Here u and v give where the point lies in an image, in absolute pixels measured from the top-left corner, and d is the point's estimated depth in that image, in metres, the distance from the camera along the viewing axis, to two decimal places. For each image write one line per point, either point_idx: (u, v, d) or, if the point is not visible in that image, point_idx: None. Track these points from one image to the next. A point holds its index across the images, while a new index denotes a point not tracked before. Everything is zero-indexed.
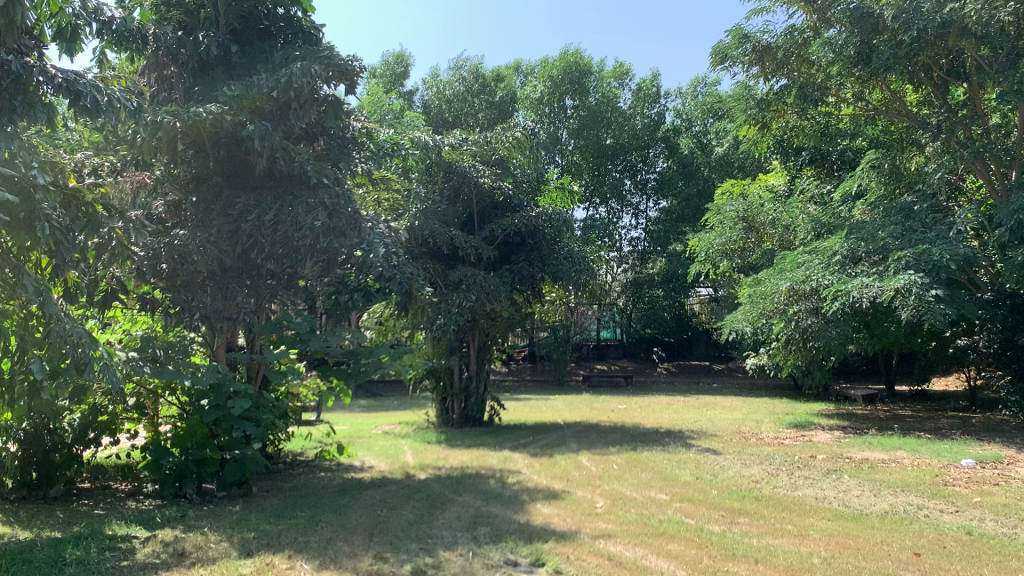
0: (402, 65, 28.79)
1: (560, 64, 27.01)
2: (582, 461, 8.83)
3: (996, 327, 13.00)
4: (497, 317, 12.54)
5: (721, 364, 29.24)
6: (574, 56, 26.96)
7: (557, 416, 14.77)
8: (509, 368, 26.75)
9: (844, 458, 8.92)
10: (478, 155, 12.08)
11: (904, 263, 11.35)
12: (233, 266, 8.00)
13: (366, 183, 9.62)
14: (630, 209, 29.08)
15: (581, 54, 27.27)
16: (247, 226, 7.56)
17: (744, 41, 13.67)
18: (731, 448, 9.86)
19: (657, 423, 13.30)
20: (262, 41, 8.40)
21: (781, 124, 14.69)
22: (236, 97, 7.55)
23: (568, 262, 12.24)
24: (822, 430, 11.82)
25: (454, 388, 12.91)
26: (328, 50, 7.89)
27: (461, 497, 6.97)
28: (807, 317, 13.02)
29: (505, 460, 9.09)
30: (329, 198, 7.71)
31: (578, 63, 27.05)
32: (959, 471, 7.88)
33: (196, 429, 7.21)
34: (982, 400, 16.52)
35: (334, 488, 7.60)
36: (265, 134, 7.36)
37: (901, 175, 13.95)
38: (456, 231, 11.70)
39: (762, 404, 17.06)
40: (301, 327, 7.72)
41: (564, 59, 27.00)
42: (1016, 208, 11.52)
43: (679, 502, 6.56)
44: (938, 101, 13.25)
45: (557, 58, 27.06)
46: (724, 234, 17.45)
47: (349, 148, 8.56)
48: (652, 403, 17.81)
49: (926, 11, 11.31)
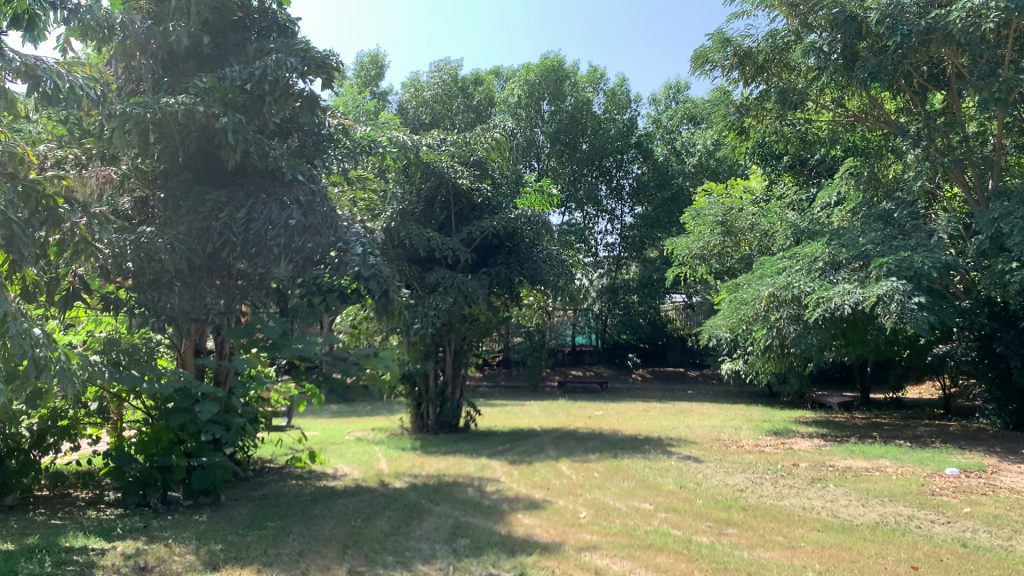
0: (377, 65, 28.60)
1: (537, 68, 26.97)
2: (562, 468, 8.61)
3: (975, 335, 13.02)
4: (475, 320, 12.31)
5: (696, 370, 29.14)
6: (552, 60, 26.90)
7: (533, 422, 14.57)
8: (483, 374, 26.49)
9: (827, 467, 8.78)
10: (456, 155, 11.84)
11: (887, 270, 11.32)
12: (201, 265, 7.65)
13: (342, 182, 9.33)
14: (606, 214, 28.97)
15: (559, 59, 27.18)
16: (218, 224, 7.26)
17: (725, 45, 13.54)
18: (712, 456, 9.69)
19: (635, 430, 13.11)
20: (236, 34, 8.01)
21: (761, 130, 14.64)
22: (209, 89, 7.27)
23: (548, 265, 12.05)
24: (801, 437, 11.72)
25: (429, 393, 12.65)
26: (304, 43, 7.63)
27: (438, 507, 6.72)
28: (789, 324, 12.68)
29: (483, 467, 8.85)
30: (304, 196, 7.44)
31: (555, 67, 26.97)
32: (945, 480, 7.76)
33: (161, 434, 6.87)
34: (957, 408, 16.55)
35: (306, 497, 7.33)
36: (239, 127, 7.11)
37: (880, 182, 14.06)
38: (434, 233, 11.48)
39: (739, 411, 16.96)
40: (273, 332, 7.43)
41: (541, 64, 26.97)
42: (995, 215, 11.54)
43: (664, 512, 6.36)
44: (917, 108, 13.29)
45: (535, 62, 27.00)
46: (702, 238, 17.43)
47: (324, 144, 8.35)
48: (629, 410, 17.66)
49: (910, 16, 11.27)
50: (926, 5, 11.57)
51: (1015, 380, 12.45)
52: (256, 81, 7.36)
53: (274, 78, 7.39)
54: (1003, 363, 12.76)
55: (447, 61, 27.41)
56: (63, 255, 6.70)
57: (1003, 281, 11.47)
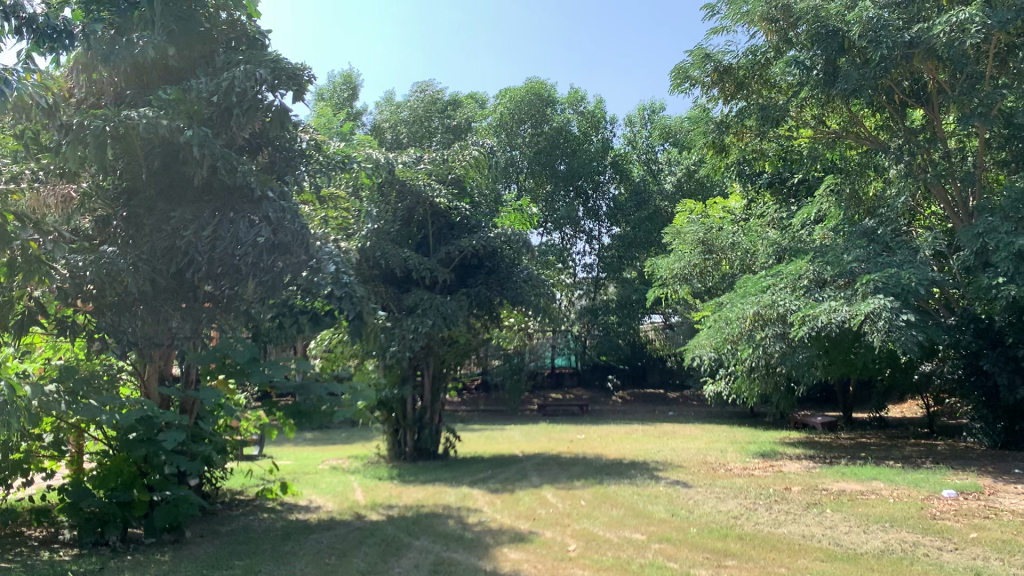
0: (350, 85, 28.28)
1: (523, 91, 26.99)
2: (546, 497, 8.24)
3: (961, 352, 12.85)
4: (453, 342, 11.96)
5: (677, 392, 28.80)
6: (541, 85, 27.04)
7: (514, 447, 14.16)
8: (461, 398, 26.04)
9: (820, 490, 8.48)
10: (434, 173, 11.56)
11: (873, 287, 11.15)
12: (165, 287, 7.26)
13: (314, 201, 8.96)
14: (584, 235, 28.75)
15: (546, 85, 27.30)
16: (182, 243, 6.86)
17: (705, 61, 13.42)
18: (702, 480, 9.35)
19: (619, 454, 12.76)
20: (203, 46, 7.66)
21: (741, 148, 14.48)
22: (172, 102, 6.90)
23: (528, 285, 11.68)
24: (790, 459, 11.43)
25: (407, 419, 12.21)
26: (274, 54, 7.29)
27: (418, 541, 6.33)
28: (774, 342, 12.47)
29: (464, 497, 8.46)
30: (274, 212, 7.08)
31: (535, 90, 26.96)
32: (944, 503, 7.49)
33: (122, 467, 6.42)
34: (942, 426, 16.37)
35: (277, 532, 6.90)
36: (205, 141, 6.76)
37: (860, 199, 13.93)
38: (411, 253, 11.12)
39: (723, 432, 16.66)
40: (241, 356, 7.04)
41: (529, 88, 27.03)
42: (980, 231, 11.43)
43: (657, 543, 6.02)
44: (898, 125, 13.22)
45: (523, 85, 27.08)
46: (684, 258, 17.20)
47: (296, 160, 8.01)
48: (611, 433, 17.28)
49: (893, 30, 11.15)
50: (908, 20, 11.50)
51: (1003, 398, 12.26)
52: (224, 93, 7.01)
53: (241, 90, 7.04)
54: (991, 380, 12.57)
55: (424, 82, 27.19)
56: (14, 277, 6.30)
57: (989, 296, 11.30)
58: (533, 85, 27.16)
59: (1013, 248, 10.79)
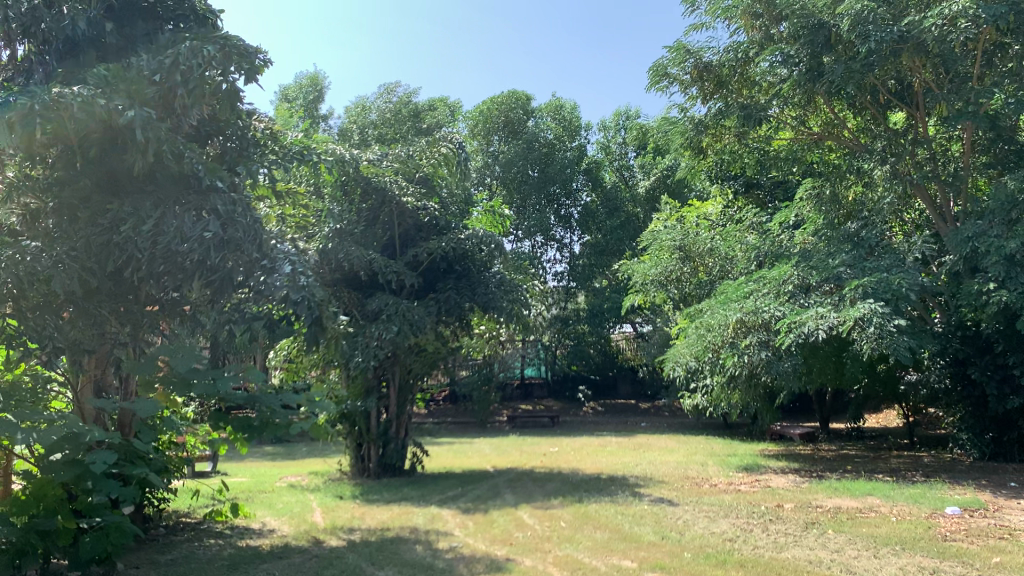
0: (317, 87, 27.54)
1: (505, 99, 26.82)
2: (523, 518, 7.56)
3: (947, 360, 12.47)
4: (421, 351, 11.27)
5: (648, 403, 28.28)
6: (523, 93, 26.96)
7: (484, 461, 13.52)
8: (428, 410, 25.35)
9: (814, 508, 7.92)
10: (400, 171, 10.94)
11: (862, 292, 10.73)
12: (99, 288, 6.41)
13: (270, 196, 8.24)
14: (555, 243, 27.91)
15: (527, 93, 27.12)
16: (118, 237, 6.04)
17: (685, 57, 12.98)
18: (688, 497, 8.73)
19: (596, 468, 12.15)
20: (145, 22, 6.82)
21: (718, 150, 13.99)
22: (110, 79, 6.06)
23: (501, 290, 11.02)
24: (774, 473, 10.91)
25: (371, 433, 11.45)
26: (225, 31, 6.56)
27: (381, 572, 5.63)
28: (758, 350, 11.81)
29: (432, 518, 7.77)
30: (223, 205, 6.31)
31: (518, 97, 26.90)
32: (952, 523, 6.96)
33: (45, 491, 5.58)
34: (923, 438, 16.01)
35: (222, 562, 6.15)
36: (147, 123, 5.92)
37: (842, 203, 13.53)
38: (376, 255, 10.45)
39: (700, 445, 16.14)
40: (182, 364, 6.27)
41: (511, 94, 26.90)
42: (969, 235, 11.03)
43: (651, 572, 5.41)
44: (880, 126, 12.85)
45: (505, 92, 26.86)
46: (661, 264, 16.70)
47: (251, 150, 7.25)
48: (583, 446, 16.67)
49: (884, 23, 10.76)
50: (896, 14, 11.10)
51: (991, 407, 11.87)
52: (167, 71, 6.21)
53: (187, 68, 6.28)
54: (978, 390, 12.19)
55: (393, 85, 26.57)
56: None
57: (979, 303, 10.89)
58: (517, 94, 27.03)
59: (1005, 252, 10.37)
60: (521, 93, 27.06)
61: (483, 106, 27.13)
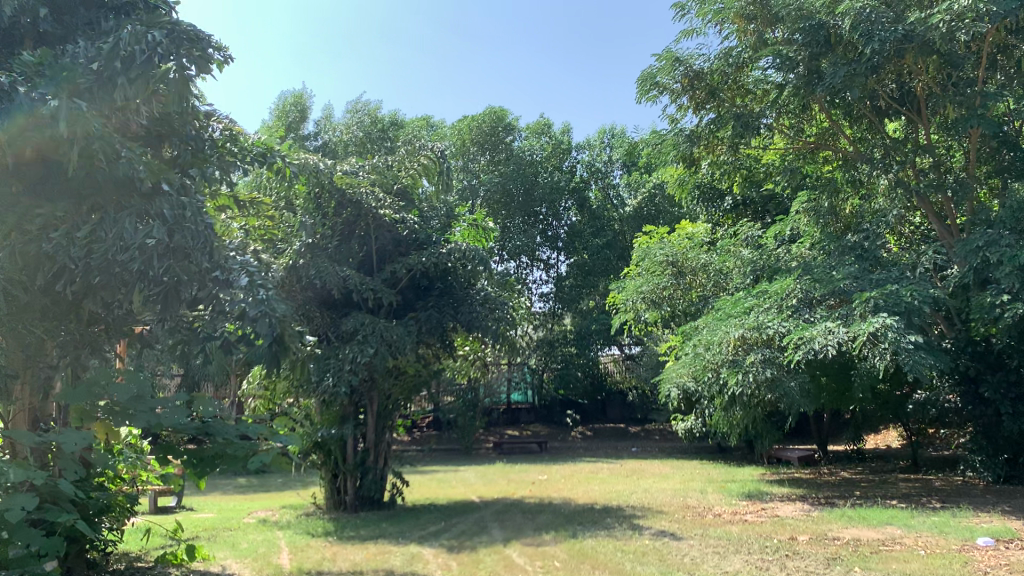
0: (299, 106, 26.84)
1: (488, 117, 26.30)
2: (511, 557, 6.82)
3: (957, 378, 11.85)
4: (401, 374, 10.51)
5: (638, 427, 27.60)
6: (505, 110, 26.44)
7: (470, 491, 12.75)
8: (412, 437, 24.52)
9: (831, 540, 7.22)
10: (377, 183, 10.27)
11: (873, 306, 10.07)
12: (32, 304, 5.64)
13: (233, 207, 7.61)
14: (541, 264, 27.53)
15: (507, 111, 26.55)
16: (48, 245, 5.27)
17: (675, 65, 12.43)
18: (692, 529, 8.03)
19: (588, 498, 11.41)
20: (88, 11, 6.07)
21: (712, 162, 13.38)
22: (40, 65, 5.30)
23: (485, 308, 10.33)
24: (780, 501, 10.22)
25: (347, 463, 10.67)
26: (172, 17, 5.86)
27: None
28: (762, 369, 11.12)
29: (411, 559, 7.01)
30: (170, 209, 5.53)
31: (499, 114, 26.33)
32: (988, 557, 6.27)
33: None
34: (927, 459, 15.37)
35: None
36: (77, 116, 5.13)
37: (840, 214, 12.93)
38: (350, 271, 9.74)
39: (696, 471, 15.39)
40: (122, 392, 5.15)
41: (493, 112, 26.34)
42: (978, 244, 10.37)
43: None
44: (878, 133, 12.31)
45: (486, 110, 26.35)
46: (651, 280, 16.04)
47: (208, 152, 6.47)
48: (575, 473, 15.92)
49: (887, 23, 10.23)
50: (897, 14, 10.58)
51: (1005, 428, 11.27)
52: (105, 58, 5.52)
53: (128, 54, 5.54)
54: (991, 409, 11.59)
55: (363, 102, 26.20)
56: None
57: (992, 315, 10.16)
58: (497, 111, 26.46)
59: (1019, 262, 9.71)
60: (501, 110, 26.47)
61: (464, 124, 26.63)
